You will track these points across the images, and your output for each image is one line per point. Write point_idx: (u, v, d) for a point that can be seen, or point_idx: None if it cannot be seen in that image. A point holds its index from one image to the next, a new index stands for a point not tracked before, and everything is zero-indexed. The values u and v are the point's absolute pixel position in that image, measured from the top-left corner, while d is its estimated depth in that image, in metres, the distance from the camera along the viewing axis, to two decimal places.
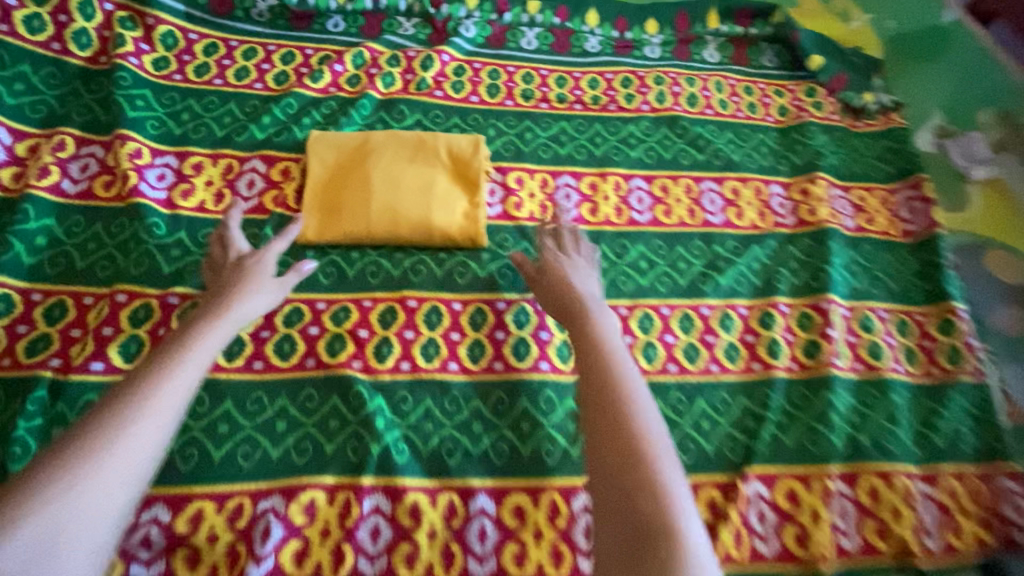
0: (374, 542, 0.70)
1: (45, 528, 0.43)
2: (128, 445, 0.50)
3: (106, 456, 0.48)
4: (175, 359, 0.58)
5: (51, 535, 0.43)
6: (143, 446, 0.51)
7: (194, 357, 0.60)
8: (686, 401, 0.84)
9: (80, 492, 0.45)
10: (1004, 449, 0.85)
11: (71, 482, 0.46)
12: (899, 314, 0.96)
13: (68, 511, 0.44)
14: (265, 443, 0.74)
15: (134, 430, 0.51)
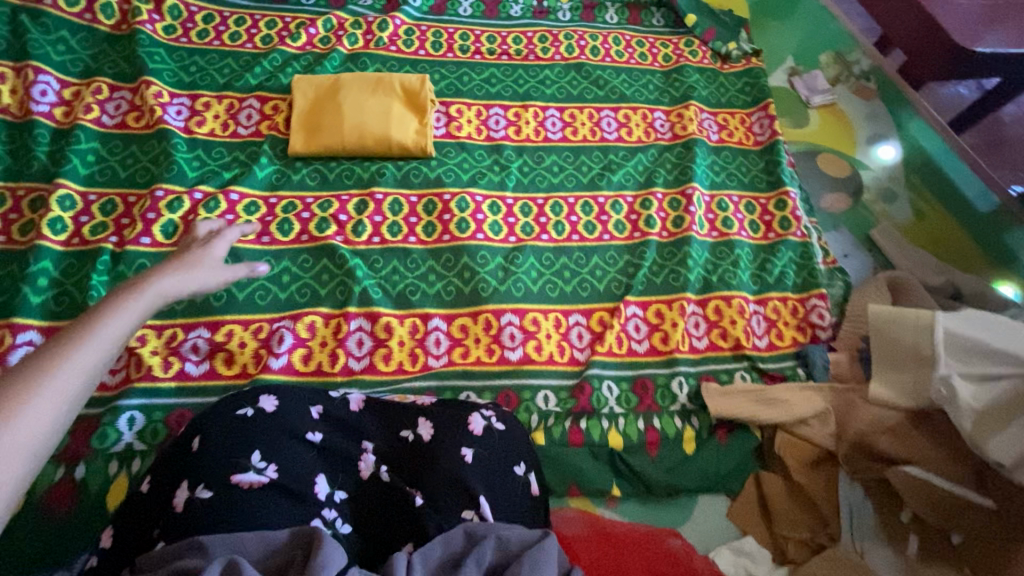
0: (358, 349, 0.99)
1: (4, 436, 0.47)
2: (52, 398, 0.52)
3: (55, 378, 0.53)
4: (87, 333, 0.59)
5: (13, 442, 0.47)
6: (64, 404, 0.52)
7: (114, 323, 0.62)
8: (585, 258, 1.15)
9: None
10: (816, 281, 1.17)
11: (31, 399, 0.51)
12: (747, 199, 1.29)
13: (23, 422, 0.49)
14: (275, 290, 1.02)
15: (43, 393, 0.51)
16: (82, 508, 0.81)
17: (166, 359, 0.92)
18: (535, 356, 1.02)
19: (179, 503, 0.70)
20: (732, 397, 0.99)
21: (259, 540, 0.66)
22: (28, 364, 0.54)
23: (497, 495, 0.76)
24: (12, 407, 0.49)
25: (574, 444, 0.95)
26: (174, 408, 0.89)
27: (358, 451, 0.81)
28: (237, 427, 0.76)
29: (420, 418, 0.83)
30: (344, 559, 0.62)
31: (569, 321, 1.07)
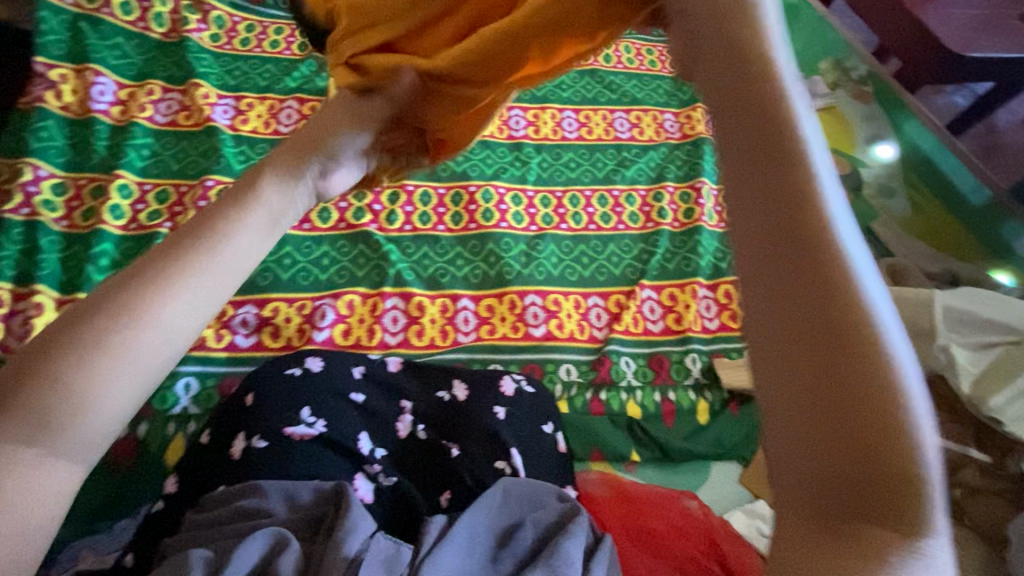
0: (393, 325, 1.06)
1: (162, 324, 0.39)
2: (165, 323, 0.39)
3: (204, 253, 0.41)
4: (233, 218, 0.44)
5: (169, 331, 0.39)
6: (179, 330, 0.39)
7: (268, 213, 0.46)
8: (602, 245, 1.23)
9: (103, 381, 0.36)
10: None
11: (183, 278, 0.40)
12: None
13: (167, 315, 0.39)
14: (316, 272, 1.10)
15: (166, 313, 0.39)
16: (142, 463, 0.88)
17: (218, 331, 1.00)
18: (557, 333, 1.09)
19: (238, 451, 0.76)
20: (743, 370, 1.06)
21: (315, 490, 0.70)
22: (193, 232, 0.42)
23: (528, 450, 0.82)
24: (162, 288, 0.39)
25: (595, 412, 1.02)
26: (226, 375, 0.97)
27: (397, 412, 0.86)
28: (290, 383, 0.82)
29: (455, 380, 0.90)
30: (373, 524, 0.65)
31: (588, 303, 1.14)
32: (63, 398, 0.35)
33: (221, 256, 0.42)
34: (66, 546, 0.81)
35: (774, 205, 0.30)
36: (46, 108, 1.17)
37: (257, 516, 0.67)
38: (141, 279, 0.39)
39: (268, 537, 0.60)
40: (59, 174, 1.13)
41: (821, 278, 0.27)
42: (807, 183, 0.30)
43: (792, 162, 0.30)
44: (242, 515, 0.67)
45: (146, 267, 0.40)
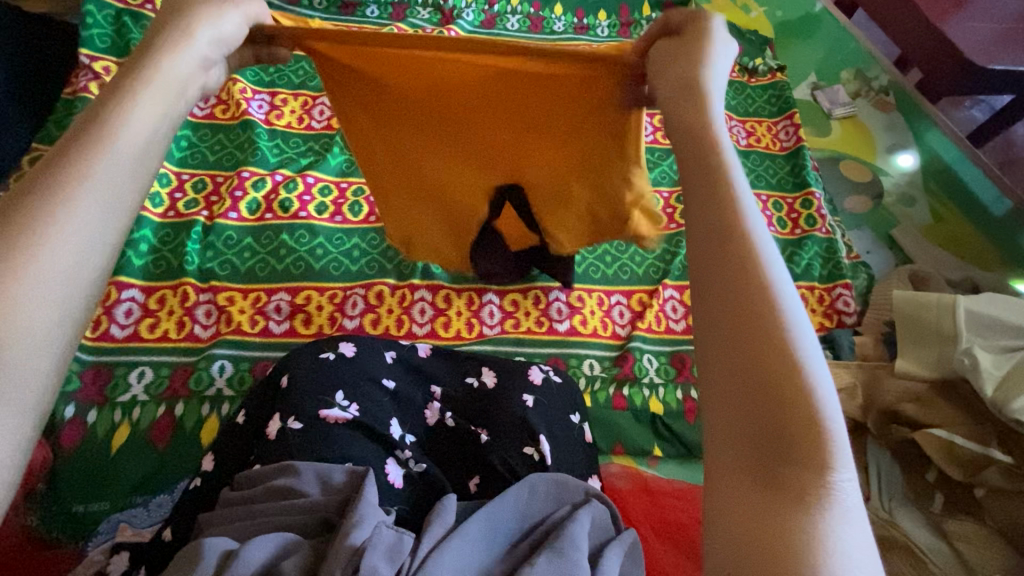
0: (421, 316, 1.08)
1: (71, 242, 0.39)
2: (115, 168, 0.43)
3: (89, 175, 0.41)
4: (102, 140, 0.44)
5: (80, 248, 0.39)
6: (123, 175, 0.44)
7: (134, 132, 0.46)
8: (625, 245, 1.24)
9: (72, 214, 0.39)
10: (841, 273, 1.25)
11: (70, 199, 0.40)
12: (775, 198, 1.38)
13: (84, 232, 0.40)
14: (346, 262, 1.12)
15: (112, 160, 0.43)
16: (178, 442, 0.90)
17: (253, 317, 1.03)
18: (581, 328, 1.11)
19: (273, 432, 0.73)
20: None
21: (347, 473, 0.66)
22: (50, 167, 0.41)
23: (557, 440, 0.80)
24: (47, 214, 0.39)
25: (618, 407, 1.03)
26: (258, 360, 0.99)
27: (426, 400, 0.85)
28: (323, 365, 0.80)
29: (484, 368, 0.91)
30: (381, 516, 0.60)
31: (611, 300, 1.16)
32: (27, 230, 0.37)
33: (120, 133, 0.45)
34: (106, 518, 0.83)
35: (727, 303, 0.39)
36: (90, 99, 1.21)
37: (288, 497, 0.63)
38: (52, 169, 0.41)
39: (276, 537, 0.56)
40: None
41: (748, 332, 0.37)
42: (761, 291, 0.39)
43: (748, 271, 0.40)
44: (273, 495, 0.64)
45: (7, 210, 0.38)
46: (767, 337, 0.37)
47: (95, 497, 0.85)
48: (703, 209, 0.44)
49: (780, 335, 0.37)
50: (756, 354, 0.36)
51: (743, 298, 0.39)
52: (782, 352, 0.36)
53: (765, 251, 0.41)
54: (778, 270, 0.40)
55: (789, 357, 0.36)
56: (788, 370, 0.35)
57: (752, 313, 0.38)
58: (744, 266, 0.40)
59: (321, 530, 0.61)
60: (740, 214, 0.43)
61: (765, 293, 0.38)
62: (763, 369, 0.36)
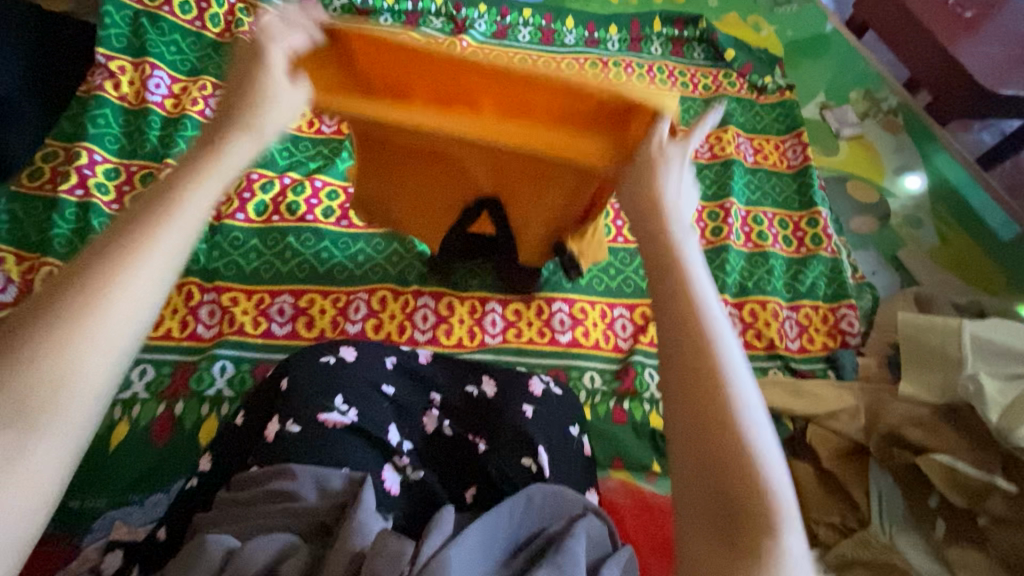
0: (423, 323, 1.08)
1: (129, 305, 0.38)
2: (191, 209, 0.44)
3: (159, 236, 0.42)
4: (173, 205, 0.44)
5: (131, 312, 0.39)
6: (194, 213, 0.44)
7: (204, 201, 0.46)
8: (629, 257, 1.24)
9: (147, 252, 0.40)
10: (846, 293, 1.24)
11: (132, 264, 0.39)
12: (781, 216, 1.38)
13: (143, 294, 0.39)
14: (351, 266, 1.12)
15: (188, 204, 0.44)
16: (177, 442, 0.90)
17: (255, 318, 1.03)
18: (583, 340, 1.11)
19: (271, 433, 0.72)
20: (768, 389, 1.06)
21: (346, 479, 0.66)
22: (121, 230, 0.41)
23: (556, 453, 0.80)
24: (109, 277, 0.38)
25: (618, 421, 1.03)
26: (260, 361, 0.99)
27: (424, 407, 0.85)
28: (322, 368, 0.80)
29: (484, 377, 0.90)
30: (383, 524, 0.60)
31: (614, 312, 1.16)
32: (89, 295, 0.38)
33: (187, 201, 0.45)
34: (103, 515, 0.83)
35: (693, 375, 0.39)
36: (104, 97, 1.22)
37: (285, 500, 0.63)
38: (127, 232, 0.41)
39: (279, 540, 0.55)
40: (112, 160, 1.17)
41: (698, 390, 0.39)
42: (714, 369, 0.39)
43: (699, 346, 0.40)
44: (271, 497, 0.63)
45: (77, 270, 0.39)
46: (715, 410, 0.38)
47: (91, 494, 0.85)
48: (656, 285, 0.44)
49: (730, 408, 0.38)
50: (712, 423, 0.38)
51: (694, 374, 0.39)
52: (730, 428, 0.38)
53: (710, 324, 0.41)
54: (724, 341, 0.41)
55: (740, 428, 0.37)
56: (739, 443, 0.37)
57: (705, 394, 0.38)
58: (699, 340, 0.40)
59: (319, 533, 0.62)
60: (682, 285, 0.43)
61: (716, 369, 0.39)
62: (715, 444, 0.37)
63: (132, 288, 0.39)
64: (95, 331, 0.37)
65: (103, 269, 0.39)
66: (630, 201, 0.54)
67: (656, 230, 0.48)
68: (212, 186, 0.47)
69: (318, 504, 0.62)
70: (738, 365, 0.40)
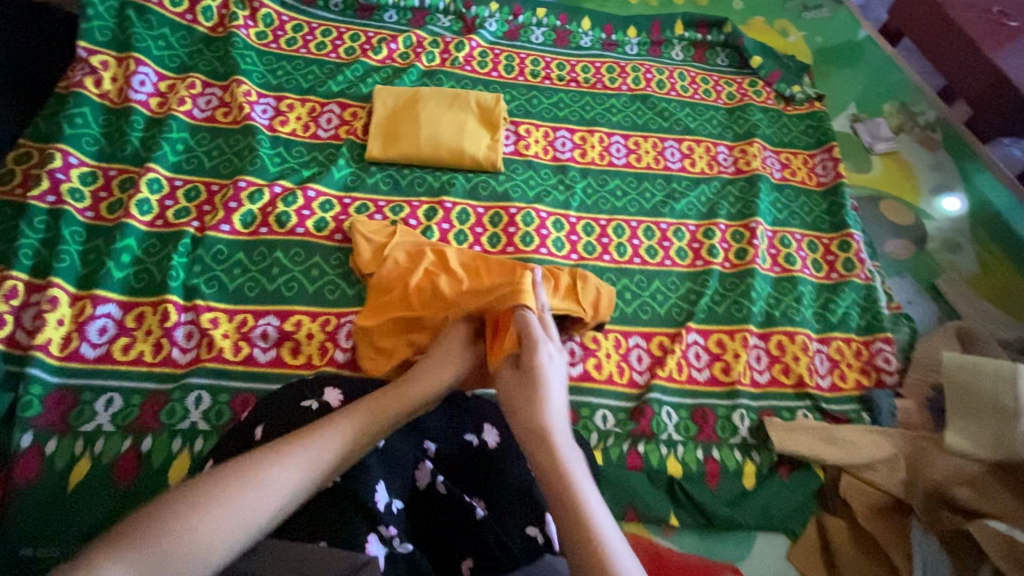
0: None
1: (247, 504, 0.54)
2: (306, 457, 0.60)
3: (288, 455, 0.59)
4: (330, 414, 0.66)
5: (250, 507, 0.54)
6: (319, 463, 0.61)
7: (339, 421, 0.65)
8: (646, 281, 1.15)
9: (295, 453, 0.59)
10: (881, 325, 1.14)
11: (258, 476, 0.56)
12: (809, 238, 1.28)
13: (258, 497, 0.55)
14: (344, 285, 1.03)
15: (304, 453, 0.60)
16: (144, 482, 0.81)
17: (237, 342, 0.94)
18: (595, 373, 1.01)
19: None
20: (797, 434, 0.97)
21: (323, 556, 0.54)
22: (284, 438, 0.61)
23: None
24: (258, 475, 0.56)
25: (633, 467, 0.93)
26: (239, 392, 0.90)
27: (417, 459, 0.77)
28: (302, 417, 0.72)
29: (485, 425, 0.84)
30: None
31: (628, 342, 1.06)
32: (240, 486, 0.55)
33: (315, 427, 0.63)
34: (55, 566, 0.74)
35: (550, 489, 0.59)
36: (84, 94, 1.13)
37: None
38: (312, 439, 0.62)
39: None
40: (89, 163, 1.09)
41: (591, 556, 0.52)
42: (557, 473, 0.60)
43: (548, 458, 0.62)
44: None
45: (253, 462, 0.57)
46: (569, 510, 0.56)
47: (45, 542, 0.76)
48: (517, 419, 0.69)
49: (574, 510, 0.56)
50: (563, 515, 0.56)
51: (549, 480, 0.60)
52: (577, 523, 0.55)
53: (562, 452, 0.63)
54: (566, 454, 0.63)
55: (577, 517, 0.55)
56: (577, 522, 0.55)
57: (555, 495, 0.58)
58: (552, 458, 0.62)
59: None
60: (545, 416, 0.68)
61: (555, 471, 0.60)
62: (566, 534, 0.55)
63: (238, 523, 0.53)
64: (238, 504, 0.54)
65: (258, 470, 0.56)
66: (522, 426, 0.68)
67: (524, 386, 0.73)
68: (333, 449, 0.62)
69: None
70: (578, 473, 0.61)
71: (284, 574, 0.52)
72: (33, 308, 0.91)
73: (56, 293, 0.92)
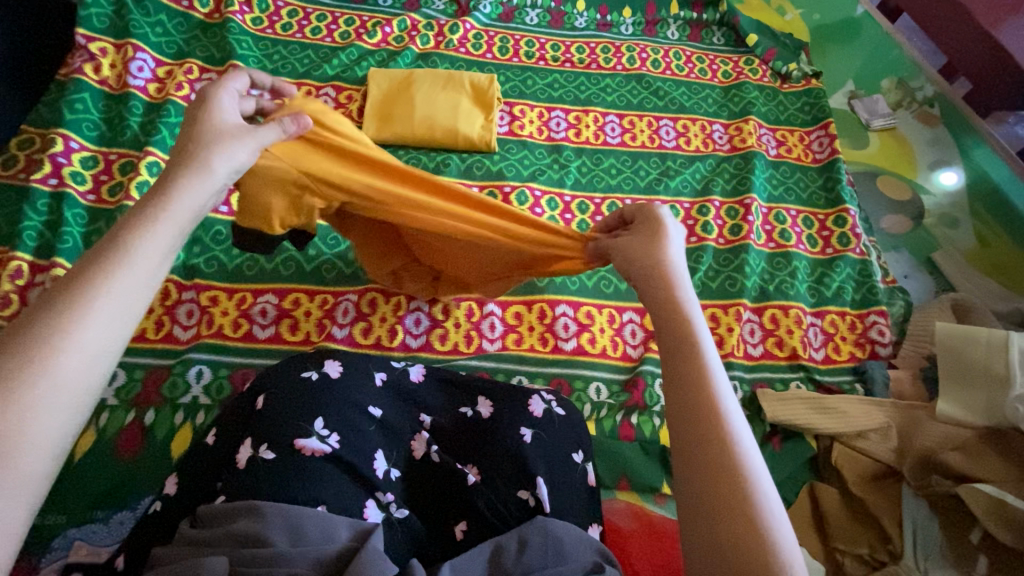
0: (416, 327, 1.01)
1: None
2: (76, 349, 0.45)
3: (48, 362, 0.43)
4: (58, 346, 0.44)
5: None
6: (79, 384, 0.45)
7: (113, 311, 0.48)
8: None
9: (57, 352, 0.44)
10: (876, 298, 1.14)
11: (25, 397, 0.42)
12: (805, 214, 1.28)
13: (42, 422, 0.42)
14: (340, 264, 1.05)
15: (64, 365, 0.44)
16: (145, 455, 0.84)
17: (236, 320, 0.97)
18: (588, 348, 1.03)
19: (243, 460, 0.68)
20: (790, 404, 0.97)
21: (321, 521, 0.61)
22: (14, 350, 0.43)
23: (556, 483, 0.77)
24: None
25: (626, 437, 0.95)
26: (239, 366, 0.93)
27: (414, 430, 0.80)
28: (301, 388, 0.75)
29: (480, 397, 0.86)
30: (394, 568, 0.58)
31: (623, 317, 1.07)
32: None
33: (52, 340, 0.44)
34: (62, 534, 0.77)
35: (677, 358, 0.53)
36: (83, 81, 1.15)
37: (251, 543, 0.58)
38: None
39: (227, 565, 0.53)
40: (90, 148, 1.10)
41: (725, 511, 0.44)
42: (728, 454, 0.46)
43: (713, 426, 0.48)
44: (237, 542, 0.58)
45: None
46: (717, 461, 0.46)
47: (52, 510, 0.79)
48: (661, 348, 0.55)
49: (737, 484, 0.44)
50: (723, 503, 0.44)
51: (699, 428, 0.48)
52: (727, 464, 0.45)
53: (728, 418, 0.48)
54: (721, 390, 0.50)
55: (753, 516, 0.43)
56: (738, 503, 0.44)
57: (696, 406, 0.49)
58: (699, 386, 0.50)
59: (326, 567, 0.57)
60: (693, 355, 0.52)
61: (734, 463, 0.45)
62: (732, 528, 0.43)
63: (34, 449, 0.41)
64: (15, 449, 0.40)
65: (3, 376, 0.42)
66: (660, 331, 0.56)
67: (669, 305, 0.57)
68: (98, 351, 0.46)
69: (291, 550, 0.57)
70: (746, 439, 0.47)
71: (284, 536, 0.59)
72: (38, 288, 0.94)
73: (60, 273, 0.95)
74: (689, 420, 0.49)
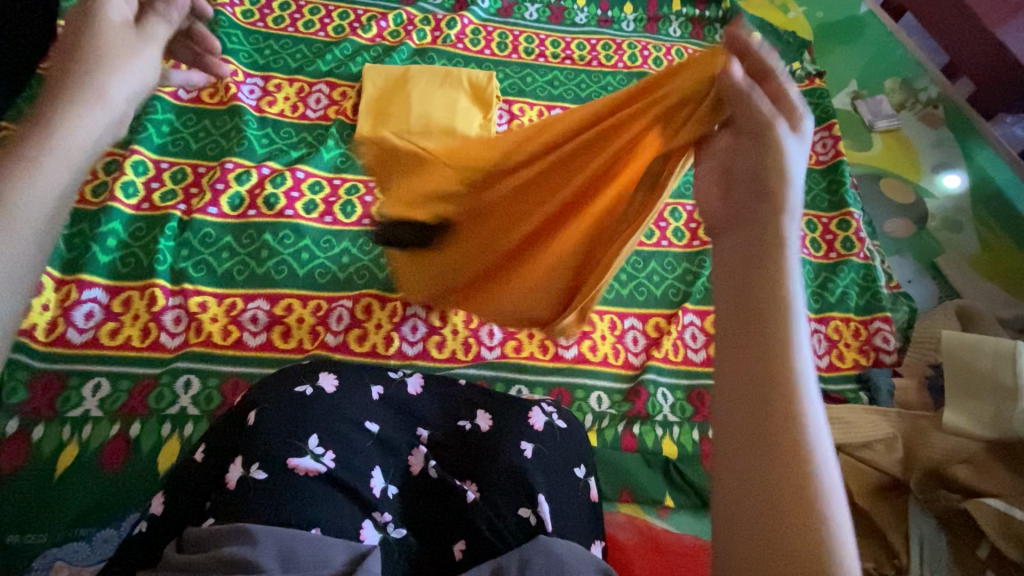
0: (412, 334, 0.98)
1: None
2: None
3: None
4: None
5: None
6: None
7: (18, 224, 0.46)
8: (642, 261, 1.13)
9: None
10: (880, 304, 1.13)
11: None
12: (808, 217, 1.26)
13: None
14: (334, 269, 1.02)
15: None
16: (130, 468, 0.81)
17: (226, 327, 0.93)
18: (589, 356, 1.00)
19: (232, 480, 0.64)
20: None
21: (316, 545, 0.59)
22: None
23: (557, 499, 0.75)
24: None
25: (628, 448, 0.93)
26: (229, 376, 0.90)
27: (410, 444, 0.77)
28: (295, 402, 0.72)
29: (478, 410, 0.84)
30: None
31: (624, 323, 1.05)
32: None
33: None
34: (43, 553, 0.73)
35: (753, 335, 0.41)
36: None
37: (239, 569, 0.54)
38: None
39: None
40: None
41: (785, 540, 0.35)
42: (789, 424, 0.38)
43: (789, 429, 0.37)
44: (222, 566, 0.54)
45: None
46: (788, 474, 0.36)
47: (33, 528, 0.75)
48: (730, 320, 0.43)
49: (805, 506, 0.35)
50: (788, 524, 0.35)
51: (767, 429, 0.38)
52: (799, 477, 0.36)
53: (797, 380, 0.39)
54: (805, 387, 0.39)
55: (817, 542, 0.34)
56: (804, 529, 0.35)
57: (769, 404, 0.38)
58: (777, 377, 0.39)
59: None
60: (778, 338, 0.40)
61: (794, 399, 0.38)
62: (781, 497, 0.36)
63: None
64: None
65: None
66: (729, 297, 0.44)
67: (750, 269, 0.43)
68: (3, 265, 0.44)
69: None
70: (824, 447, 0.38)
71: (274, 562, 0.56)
72: None
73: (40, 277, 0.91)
74: (755, 417, 0.38)
